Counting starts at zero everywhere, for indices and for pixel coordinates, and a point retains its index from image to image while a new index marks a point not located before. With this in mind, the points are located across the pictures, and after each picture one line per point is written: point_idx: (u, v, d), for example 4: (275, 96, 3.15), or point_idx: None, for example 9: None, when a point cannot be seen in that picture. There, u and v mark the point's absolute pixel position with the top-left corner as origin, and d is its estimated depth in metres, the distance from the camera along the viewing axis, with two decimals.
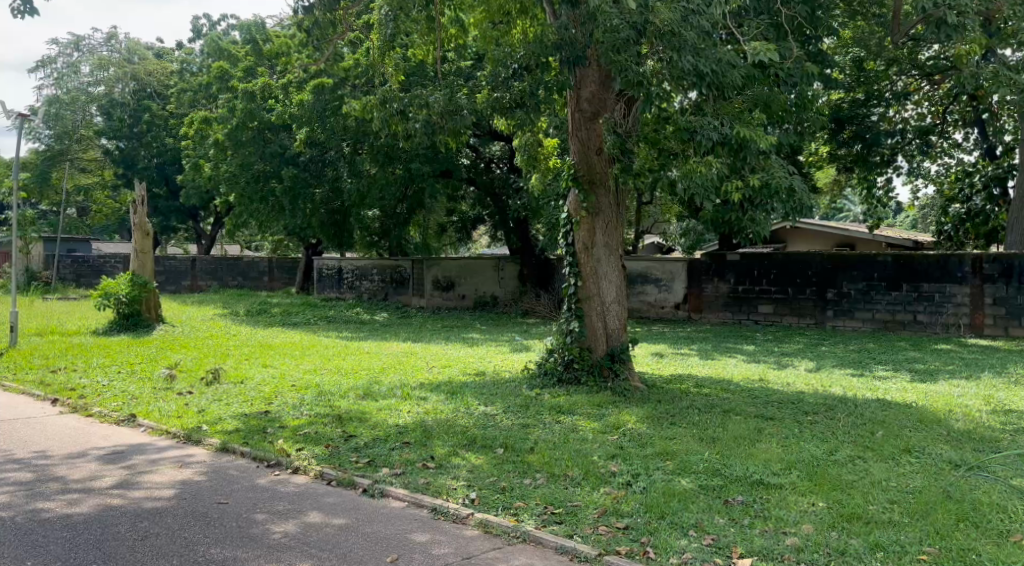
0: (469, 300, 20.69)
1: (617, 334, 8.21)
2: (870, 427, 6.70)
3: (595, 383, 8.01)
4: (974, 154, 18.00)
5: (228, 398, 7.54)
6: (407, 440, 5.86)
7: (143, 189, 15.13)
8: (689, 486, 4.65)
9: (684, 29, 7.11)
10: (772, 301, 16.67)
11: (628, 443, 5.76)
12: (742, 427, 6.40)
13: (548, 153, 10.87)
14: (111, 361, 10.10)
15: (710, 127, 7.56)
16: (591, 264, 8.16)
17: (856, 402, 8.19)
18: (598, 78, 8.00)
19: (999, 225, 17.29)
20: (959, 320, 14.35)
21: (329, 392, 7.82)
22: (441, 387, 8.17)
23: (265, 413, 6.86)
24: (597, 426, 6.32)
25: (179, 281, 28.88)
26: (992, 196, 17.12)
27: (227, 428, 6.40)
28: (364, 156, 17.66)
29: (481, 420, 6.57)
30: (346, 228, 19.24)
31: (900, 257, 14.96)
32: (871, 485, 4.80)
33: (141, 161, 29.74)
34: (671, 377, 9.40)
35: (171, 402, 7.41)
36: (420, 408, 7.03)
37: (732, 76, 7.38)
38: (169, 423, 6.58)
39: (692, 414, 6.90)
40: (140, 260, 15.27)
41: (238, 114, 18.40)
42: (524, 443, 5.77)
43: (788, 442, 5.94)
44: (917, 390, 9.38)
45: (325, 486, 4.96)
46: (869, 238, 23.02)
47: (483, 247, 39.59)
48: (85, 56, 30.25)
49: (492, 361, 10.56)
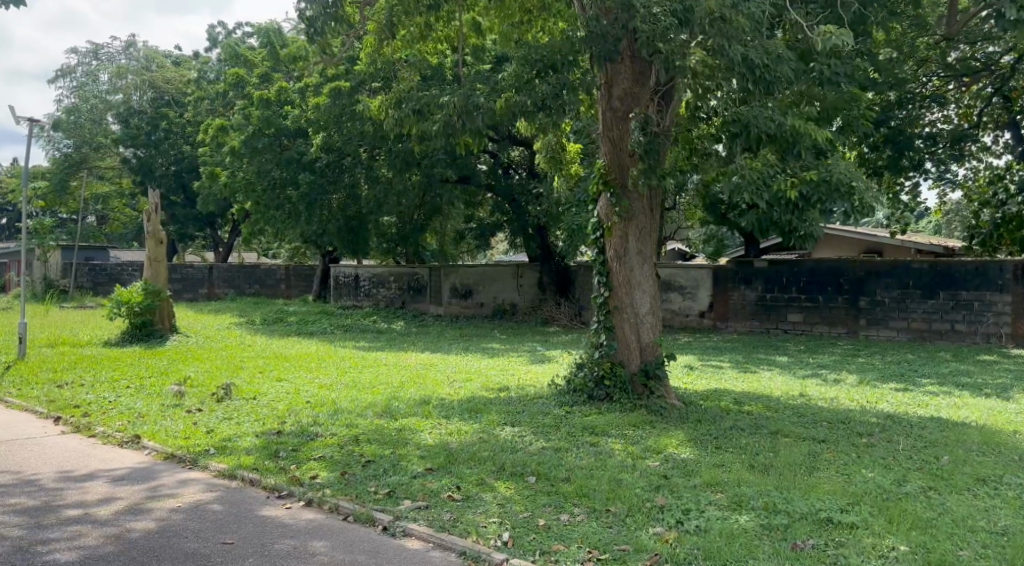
0: (488, 308, 20.19)
1: (651, 348, 7.65)
2: (934, 452, 6.13)
3: (628, 400, 7.47)
4: (1005, 158, 17.32)
5: (239, 416, 7.09)
6: (429, 466, 5.36)
7: (157, 196, 14.79)
8: (748, 525, 4.17)
9: (737, 14, 6.76)
10: (802, 310, 16.05)
11: (674, 472, 5.23)
12: (796, 452, 5.90)
13: (570, 158, 10.46)
14: (120, 375, 9.70)
15: (761, 121, 6.96)
16: (624, 273, 7.64)
17: (908, 421, 7.59)
18: (631, 73, 7.58)
19: None
20: (999, 330, 13.64)
21: (346, 409, 7.34)
22: (464, 405, 7.66)
23: (277, 433, 6.40)
24: (635, 450, 5.83)
25: (196, 290, 28.57)
26: None
27: (237, 450, 5.95)
28: (381, 162, 17.25)
29: (510, 442, 6.08)
30: (363, 236, 18.86)
31: (937, 263, 14.29)
32: (954, 523, 4.25)
33: (159, 169, 29.71)
34: (706, 393, 8.84)
35: (178, 422, 6.96)
36: (442, 429, 6.53)
37: (783, 69, 7.00)
38: (173, 445, 6.13)
39: (738, 436, 6.37)
40: (153, 269, 14.92)
41: (254, 122, 18.37)
42: (558, 471, 5.25)
43: (849, 470, 5.42)
44: (969, 406, 8.79)
45: (340, 522, 4.47)
46: (898, 244, 22.28)
47: (501, 253, 39.30)
48: (104, 64, 31.32)
49: (516, 374, 10.05)
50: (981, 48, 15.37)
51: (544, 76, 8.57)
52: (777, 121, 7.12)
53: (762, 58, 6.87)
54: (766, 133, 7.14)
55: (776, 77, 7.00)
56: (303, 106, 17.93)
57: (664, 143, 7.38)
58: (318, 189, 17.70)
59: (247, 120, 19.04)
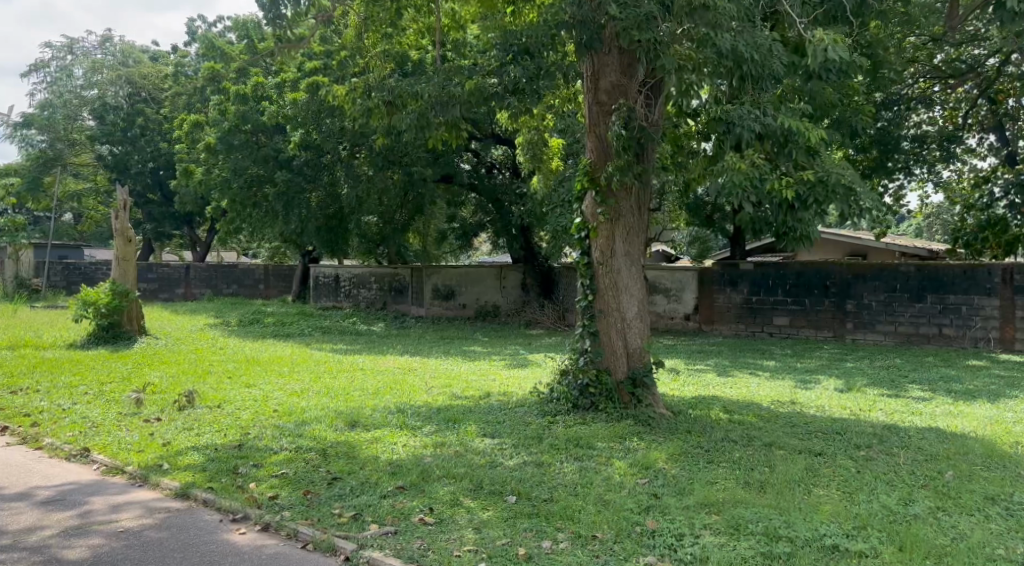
0: (470, 309, 19.78)
1: (638, 354, 7.27)
2: (937, 466, 5.81)
3: (614, 410, 7.08)
4: (988, 161, 17.13)
5: (199, 427, 6.63)
6: (401, 485, 4.94)
7: (126, 193, 14.27)
8: (747, 554, 3.81)
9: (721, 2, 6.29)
10: (787, 313, 15.76)
11: (664, 490, 4.87)
12: (794, 467, 5.55)
13: (553, 155, 10.08)
14: (80, 380, 9.18)
15: (750, 118, 6.46)
16: (610, 276, 7.25)
17: (906, 432, 7.26)
18: (618, 65, 7.20)
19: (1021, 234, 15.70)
20: (988, 334, 13.43)
21: (314, 420, 6.89)
22: (440, 414, 7.24)
23: (238, 446, 5.97)
24: (624, 465, 5.44)
25: (173, 289, 27.89)
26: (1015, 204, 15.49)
27: (193, 464, 5.52)
28: (361, 160, 16.80)
29: (487, 456, 5.68)
30: (342, 235, 18.37)
31: (925, 266, 14.04)
32: (969, 551, 3.91)
33: (135, 166, 29.08)
34: (694, 400, 8.49)
35: (134, 432, 6.50)
36: (416, 441, 6.10)
37: (773, 63, 6.50)
38: (125, 459, 5.67)
39: (731, 450, 6.00)
40: (121, 268, 14.38)
41: (230, 118, 17.84)
42: (541, 491, 4.84)
43: (852, 488, 5.07)
44: (966, 415, 8.49)
45: (298, 550, 4.07)
46: (884, 246, 22.09)
47: (484, 254, 38.89)
48: (79, 59, 30.37)
49: (498, 380, 9.64)
50: (966, 51, 15.30)
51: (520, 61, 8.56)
52: (768, 119, 6.48)
53: (754, 49, 6.40)
54: (756, 132, 6.48)
55: (767, 71, 6.53)
56: (281, 102, 17.45)
57: (650, 138, 7.02)
58: (295, 187, 17.25)
59: (223, 116, 18.49)
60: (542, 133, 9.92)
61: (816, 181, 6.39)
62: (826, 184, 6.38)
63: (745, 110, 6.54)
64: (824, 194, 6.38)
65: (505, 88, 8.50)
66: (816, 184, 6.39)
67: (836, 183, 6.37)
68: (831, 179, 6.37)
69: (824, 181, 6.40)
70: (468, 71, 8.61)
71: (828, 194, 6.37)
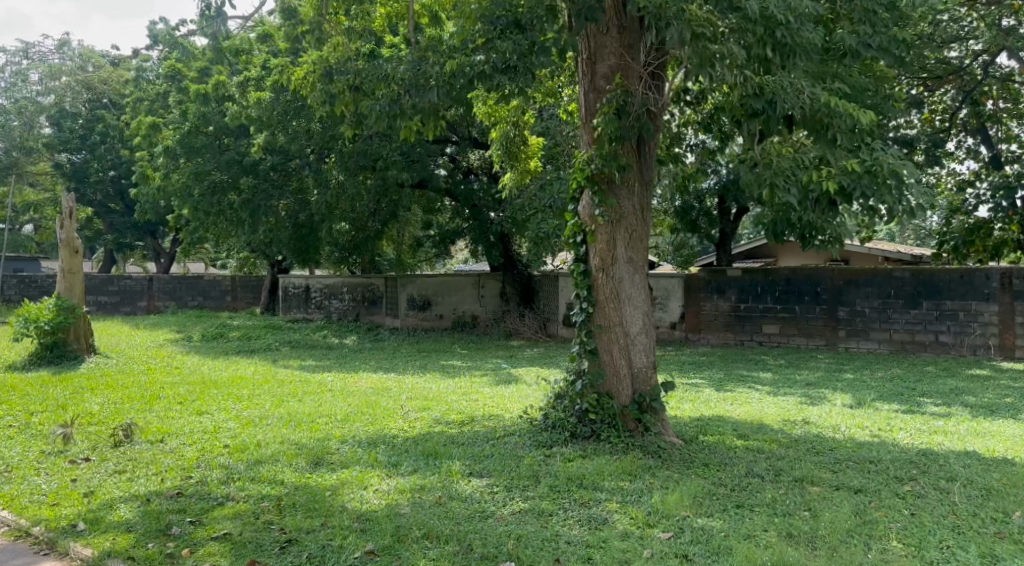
0: (446, 320, 18.79)
1: (644, 373, 6.38)
2: (996, 504, 4.96)
3: (620, 439, 6.17)
4: (968, 163, 16.58)
5: (134, 470, 5.61)
6: (372, 549, 3.99)
7: (72, 199, 13.07)
8: None
9: None
10: (779, 321, 15.00)
11: (695, 550, 3.99)
12: (840, 512, 4.67)
13: (532, 154, 9.11)
14: (8, 411, 8.04)
15: (792, 91, 5.77)
16: (611, 285, 6.34)
17: (943, 458, 6.42)
18: (618, 44, 6.33)
19: (1008, 238, 14.97)
20: (987, 341, 12.73)
21: (269, 457, 5.89)
22: (418, 447, 6.27)
23: (175, 495, 4.98)
24: (641, 515, 4.53)
25: (135, 301, 26.50)
26: (999, 208, 14.50)
27: (121, 522, 4.50)
28: (330, 164, 15.83)
29: (474, 505, 4.74)
30: (311, 243, 17.31)
31: (921, 271, 13.33)
32: None
33: (94, 174, 28.11)
34: (699, 423, 7.61)
35: (53, 478, 5.46)
36: (391, 485, 5.16)
37: (806, 32, 5.79)
38: (32, 517, 4.63)
39: (757, 490, 5.11)
40: (68, 281, 13.20)
41: (191, 118, 16.78)
42: (539, 553, 3.92)
43: (914, 540, 4.21)
44: (991, 435, 7.72)
45: None
46: (866, 251, 21.60)
47: (460, 262, 38.05)
48: (35, 64, 28.30)
49: (481, 401, 8.72)
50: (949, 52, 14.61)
51: (508, 35, 7.38)
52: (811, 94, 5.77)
53: (786, 13, 5.66)
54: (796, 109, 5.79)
55: (799, 42, 5.79)
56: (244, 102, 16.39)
57: (649, 128, 6.17)
58: (261, 193, 16.18)
59: (184, 117, 17.36)
60: (521, 130, 8.94)
61: (862, 172, 5.48)
62: (875, 175, 5.44)
63: (787, 83, 5.79)
64: (872, 187, 5.45)
65: (494, 67, 7.33)
66: (862, 175, 5.47)
67: (887, 174, 5.43)
68: (880, 167, 5.44)
69: (870, 171, 5.47)
70: (447, 52, 7.64)
71: (877, 186, 5.44)
